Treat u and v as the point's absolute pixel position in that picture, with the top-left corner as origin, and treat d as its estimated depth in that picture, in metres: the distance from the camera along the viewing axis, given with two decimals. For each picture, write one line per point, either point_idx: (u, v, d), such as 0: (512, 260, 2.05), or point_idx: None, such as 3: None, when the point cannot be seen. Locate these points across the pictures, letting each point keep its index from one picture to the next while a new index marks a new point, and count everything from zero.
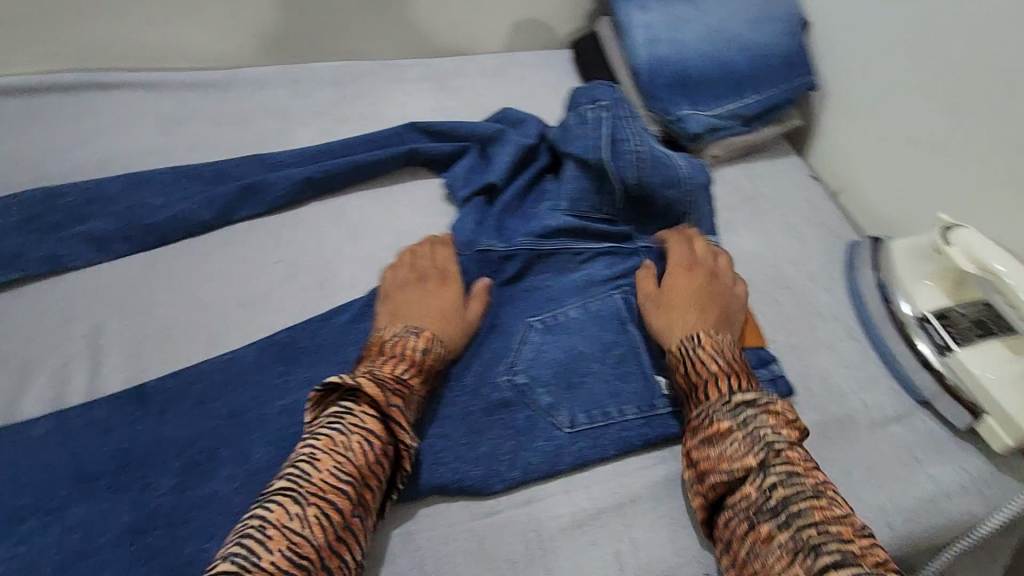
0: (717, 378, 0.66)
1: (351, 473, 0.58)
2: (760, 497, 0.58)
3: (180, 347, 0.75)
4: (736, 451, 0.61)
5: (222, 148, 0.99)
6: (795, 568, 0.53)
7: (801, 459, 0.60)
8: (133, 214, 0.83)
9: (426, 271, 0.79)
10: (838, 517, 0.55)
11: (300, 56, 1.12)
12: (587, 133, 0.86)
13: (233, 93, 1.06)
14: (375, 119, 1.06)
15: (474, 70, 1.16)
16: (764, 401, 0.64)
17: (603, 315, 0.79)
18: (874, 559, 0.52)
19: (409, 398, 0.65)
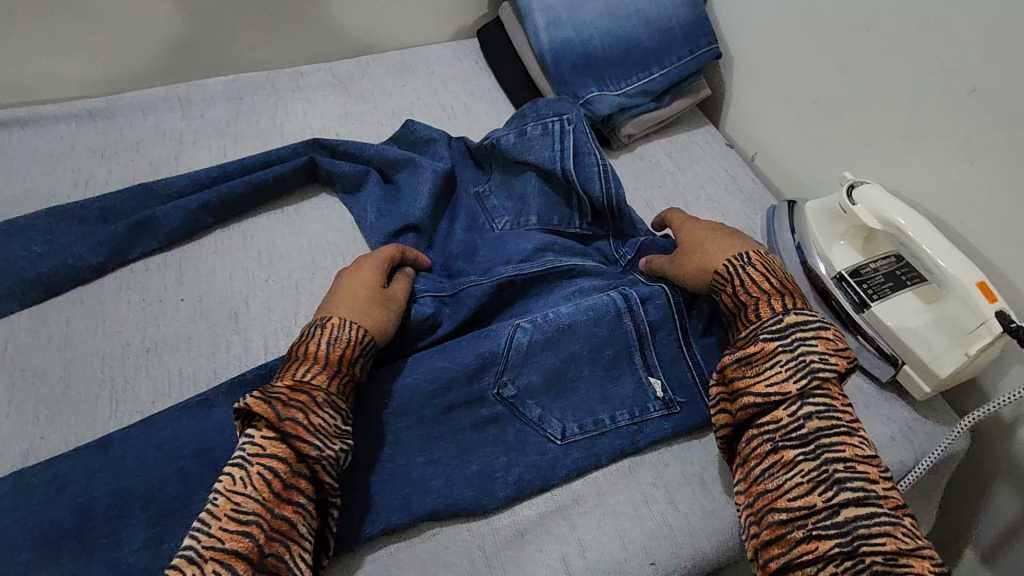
0: (768, 303, 0.65)
1: (254, 510, 0.52)
2: (793, 425, 0.58)
3: (81, 406, 0.69)
4: (777, 376, 0.60)
5: (111, 182, 0.92)
6: (810, 498, 0.54)
7: (838, 392, 0.60)
8: (13, 268, 0.76)
9: (352, 262, 0.75)
10: (866, 457, 0.56)
11: (190, 74, 1.08)
12: (547, 146, 0.85)
13: (118, 121, 0.99)
14: (277, 133, 1.01)
15: (377, 69, 1.11)
16: (821, 327, 0.63)
17: (597, 308, 0.72)
18: (892, 499, 0.54)
19: (321, 399, 0.59)
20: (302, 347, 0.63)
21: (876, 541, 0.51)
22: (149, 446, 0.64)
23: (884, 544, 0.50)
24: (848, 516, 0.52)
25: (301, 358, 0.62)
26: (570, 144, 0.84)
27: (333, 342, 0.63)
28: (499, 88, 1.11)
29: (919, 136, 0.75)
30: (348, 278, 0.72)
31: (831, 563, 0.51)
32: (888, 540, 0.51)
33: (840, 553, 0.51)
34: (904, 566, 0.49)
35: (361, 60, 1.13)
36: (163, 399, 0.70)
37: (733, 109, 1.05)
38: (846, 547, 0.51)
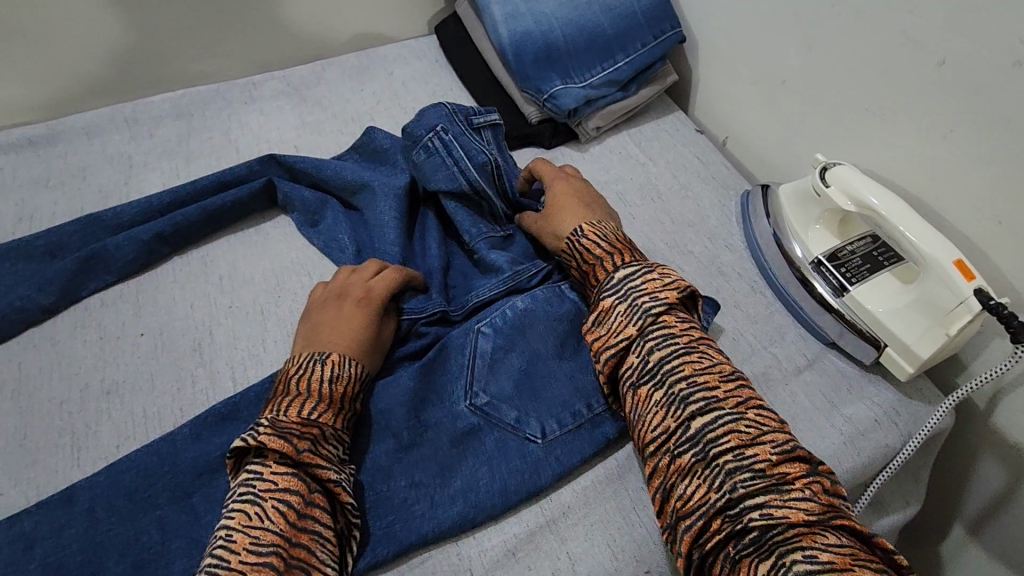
0: (602, 263, 0.70)
1: (275, 543, 0.52)
2: (641, 363, 0.62)
3: (41, 457, 0.65)
4: (618, 324, 0.65)
5: (58, 213, 0.88)
6: (667, 423, 0.59)
7: (678, 321, 0.64)
8: None
9: (349, 287, 0.72)
10: (706, 369, 0.60)
11: (138, 91, 1.04)
12: (441, 164, 0.80)
13: (62, 148, 0.94)
14: (232, 149, 0.97)
15: (333, 75, 1.07)
16: (646, 270, 0.67)
17: (552, 309, 0.74)
18: (737, 399, 0.58)
19: (330, 429, 0.60)
20: (311, 388, 0.61)
21: (722, 441, 0.55)
22: (114, 494, 0.61)
23: (729, 441, 0.55)
24: (698, 428, 0.57)
25: (306, 398, 0.61)
26: (454, 152, 0.80)
27: (337, 376, 0.63)
28: (461, 85, 1.07)
29: (886, 111, 0.74)
30: (346, 312, 0.69)
31: (695, 477, 0.56)
32: (731, 436, 0.55)
33: (698, 463, 0.56)
34: (750, 458, 0.54)
35: (315, 65, 1.09)
36: (127, 441, 0.67)
37: (701, 93, 1.02)
38: (700, 457, 0.56)
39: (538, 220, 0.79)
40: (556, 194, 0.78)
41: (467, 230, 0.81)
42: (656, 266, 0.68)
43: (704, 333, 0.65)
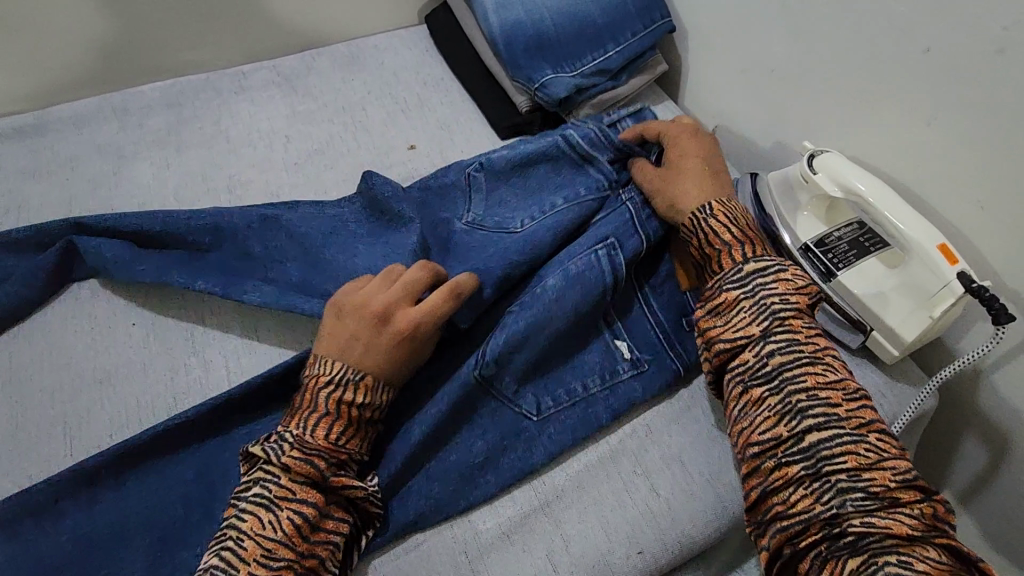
0: (727, 251, 0.66)
1: (286, 555, 0.53)
2: (759, 364, 0.59)
3: (33, 447, 0.65)
4: (741, 321, 0.62)
5: (48, 205, 0.87)
6: (778, 428, 0.57)
7: (805, 328, 0.61)
8: None
9: (382, 308, 0.63)
10: (829, 384, 0.57)
11: (124, 82, 1.03)
12: (499, 157, 0.82)
13: (50, 138, 0.94)
14: (222, 138, 0.96)
15: (324, 65, 1.07)
16: (778, 269, 0.63)
17: (586, 277, 0.70)
18: (860, 417, 0.56)
19: (355, 441, 0.60)
20: (350, 412, 0.60)
21: (837, 460, 0.53)
22: (108, 482, 0.61)
23: (845, 461, 0.53)
24: (812, 440, 0.55)
25: (343, 416, 0.59)
26: (504, 160, 0.81)
27: (374, 396, 0.61)
28: (452, 75, 1.06)
29: (872, 99, 0.76)
30: (378, 332, 0.62)
31: (803, 486, 0.54)
32: (849, 457, 0.53)
33: (808, 475, 0.54)
34: (866, 480, 0.52)
35: (306, 56, 1.08)
36: (120, 430, 0.67)
37: (692, 82, 1.03)
38: (811, 469, 0.54)
39: (657, 179, 0.73)
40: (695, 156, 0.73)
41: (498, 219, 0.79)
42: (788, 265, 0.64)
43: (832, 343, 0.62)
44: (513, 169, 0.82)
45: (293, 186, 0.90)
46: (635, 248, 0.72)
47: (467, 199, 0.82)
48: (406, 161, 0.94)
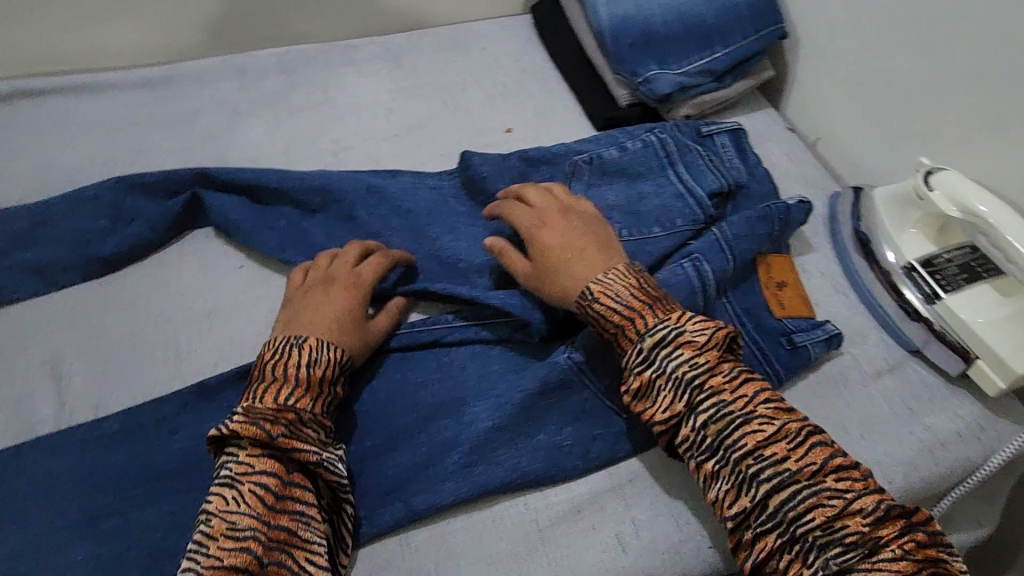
0: (624, 329, 0.61)
1: (251, 526, 0.53)
2: (698, 438, 0.57)
3: (146, 366, 0.71)
4: (664, 400, 0.59)
5: (170, 151, 0.93)
6: (741, 501, 0.55)
7: (723, 381, 0.58)
8: (77, 237, 0.78)
9: (337, 275, 0.72)
10: (771, 438, 0.56)
11: (243, 46, 1.09)
12: (609, 159, 0.89)
13: (177, 90, 1.01)
14: (328, 104, 1.00)
15: (430, 45, 1.11)
16: (676, 333, 0.60)
17: (671, 283, 0.73)
18: (809, 465, 0.54)
19: (318, 414, 0.60)
20: (308, 369, 0.61)
21: (806, 519, 0.52)
22: (214, 410, 0.66)
23: (812, 519, 0.52)
24: (777, 504, 0.54)
25: (295, 377, 0.60)
26: (609, 160, 0.89)
27: (331, 364, 0.62)
28: (552, 64, 1.08)
29: (1003, 122, 0.72)
30: (331, 298, 0.69)
31: (786, 553, 0.53)
32: (816, 513, 0.52)
33: (785, 541, 0.53)
34: (841, 531, 0.51)
35: (413, 35, 1.12)
36: (223, 361, 0.71)
37: (797, 93, 1.01)
38: (785, 534, 0.53)
39: (528, 270, 0.69)
40: (564, 228, 0.70)
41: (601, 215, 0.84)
42: (684, 322, 0.61)
43: (758, 380, 0.59)
44: (619, 171, 0.89)
45: (393, 155, 0.93)
46: (722, 265, 0.75)
47: (567, 186, 0.87)
48: (503, 141, 0.96)
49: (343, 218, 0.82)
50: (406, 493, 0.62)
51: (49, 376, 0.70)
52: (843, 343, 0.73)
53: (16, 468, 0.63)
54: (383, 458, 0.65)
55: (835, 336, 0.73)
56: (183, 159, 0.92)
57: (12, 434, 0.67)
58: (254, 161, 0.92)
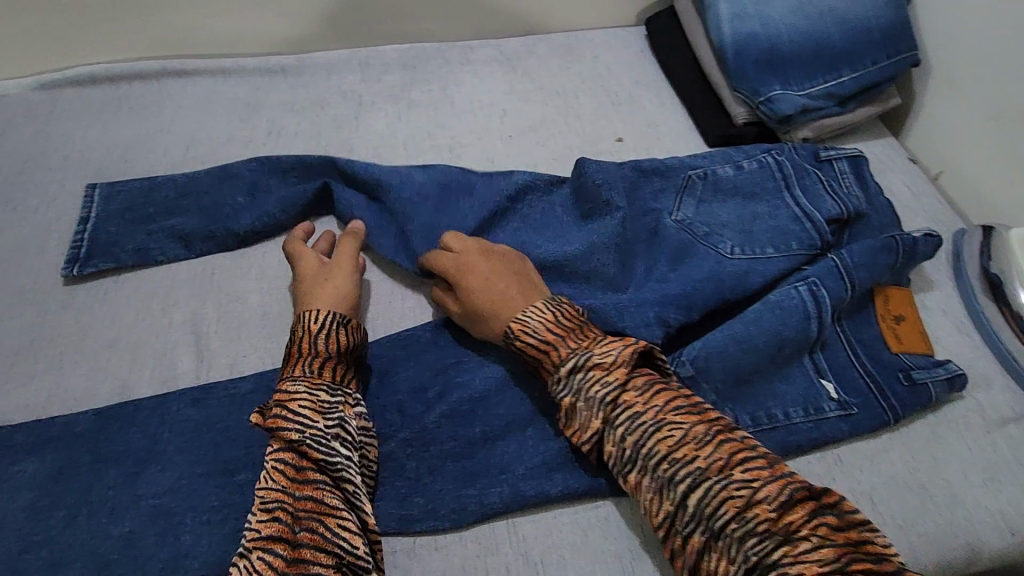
0: (543, 362, 0.66)
1: (278, 498, 0.57)
2: (619, 451, 0.61)
3: (278, 335, 0.76)
4: (586, 418, 0.63)
5: (299, 135, 0.99)
6: (665, 507, 0.57)
7: (635, 394, 0.61)
8: (219, 210, 0.84)
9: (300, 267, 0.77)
10: (679, 441, 0.58)
11: (368, 40, 1.13)
12: (724, 177, 0.90)
13: (306, 79, 1.07)
14: (446, 102, 1.04)
15: (543, 51, 1.13)
16: (585, 359, 0.64)
17: (784, 306, 0.71)
18: (718, 461, 0.56)
19: (318, 377, 0.64)
20: (301, 334, 0.67)
21: (718, 513, 0.54)
22: None
23: (725, 512, 0.54)
24: (694, 503, 0.55)
25: (296, 343, 0.67)
26: (724, 179, 0.89)
27: (327, 330, 0.68)
28: (664, 78, 1.08)
29: None
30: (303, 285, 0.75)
31: (714, 551, 0.54)
32: (727, 505, 0.54)
33: (707, 539, 0.54)
34: (752, 521, 0.52)
35: (527, 41, 1.15)
36: None
37: (923, 122, 0.98)
38: (708, 533, 0.54)
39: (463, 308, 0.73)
40: (490, 269, 0.73)
41: (714, 232, 0.84)
42: (597, 346, 0.65)
43: (670, 390, 0.62)
44: (732, 189, 0.88)
45: (507, 156, 0.96)
46: (839, 293, 0.72)
47: (679, 200, 0.88)
48: (614, 150, 0.97)
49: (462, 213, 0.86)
50: (514, 476, 0.65)
51: (190, 333, 0.76)
52: (967, 385, 0.71)
53: (162, 412, 0.69)
54: (492, 442, 0.67)
55: (959, 376, 0.71)
56: (311, 144, 0.98)
57: (156, 382, 0.72)
58: (376, 152, 0.97)
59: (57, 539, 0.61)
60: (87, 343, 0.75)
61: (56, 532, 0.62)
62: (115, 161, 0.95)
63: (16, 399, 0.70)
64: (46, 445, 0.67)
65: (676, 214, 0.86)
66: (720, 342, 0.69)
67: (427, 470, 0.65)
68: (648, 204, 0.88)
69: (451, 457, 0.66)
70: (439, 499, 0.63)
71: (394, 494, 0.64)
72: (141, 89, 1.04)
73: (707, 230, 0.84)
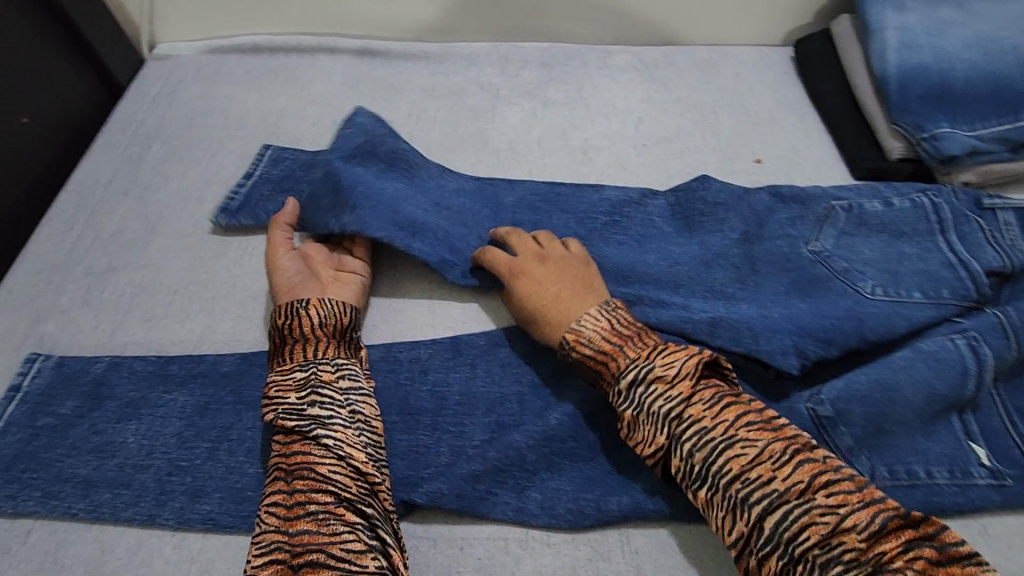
0: (603, 373, 0.66)
1: (279, 458, 0.62)
2: (686, 467, 0.59)
3: (408, 311, 0.80)
4: (649, 434, 0.61)
5: (437, 120, 1.03)
6: (739, 527, 0.55)
7: (702, 408, 0.60)
8: None
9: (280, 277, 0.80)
10: (754, 461, 0.56)
11: (507, 36, 1.15)
12: (869, 211, 0.84)
13: (448, 67, 1.10)
14: (582, 104, 1.04)
15: (683, 63, 1.11)
16: (646, 370, 0.63)
17: (939, 356, 0.68)
18: (797, 484, 0.54)
19: (293, 360, 0.69)
20: (277, 333, 0.72)
21: (801, 539, 0.52)
22: (464, 368, 0.73)
23: (808, 538, 0.52)
24: (772, 526, 0.53)
25: (276, 342, 0.72)
26: (871, 213, 0.83)
27: (292, 318, 0.72)
28: (810, 102, 1.04)
29: None
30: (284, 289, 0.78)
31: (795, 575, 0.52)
32: (810, 532, 0.52)
33: (787, 564, 0.52)
34: (840, 549, 0.51)
35: (667, 51, 1.13)
36: (470, 321, 0.79)
37: None
38: (785, 556, 0.52)
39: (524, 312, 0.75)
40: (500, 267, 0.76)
41: (853, 269, 0.77)
42: (657, 358, 0.63)
43: (738, 405, 0.60)
44: (880, 225, 0.82)
45: (639, 165, 0.96)
46: (1002, 351, 0.68)
47: (817, 230, 0.83)
48: (751, 172, 0.95)
49: (592, 217, 0.87)
50: (633, 486, 0.64)
51: None
52: None
53: None
54: (612, 449, 0.67)
55: None
56: (449, 130, 1.01)
57: None
58: (510, 145, 0.99)
59: (199, 469, 0.66)
60: (234, 292, 0.80)
61: (200, 461, 0.67)
62: (269, 125, 1.01)
63: (172, 334, 0.77)
64: (196, 380, 0.72)
65: (814, 243, 0.81)
66: (865, 386, 0.66)
67: (545, 465, 0.66)
68: (783, 230, 0.83)
69: (570, 457, 0.66)
70: (555, 496, 0.64)
71: (513, 483, 0.65)
72: (296, 62, 1.11)
73: (847, 266, 0.78)
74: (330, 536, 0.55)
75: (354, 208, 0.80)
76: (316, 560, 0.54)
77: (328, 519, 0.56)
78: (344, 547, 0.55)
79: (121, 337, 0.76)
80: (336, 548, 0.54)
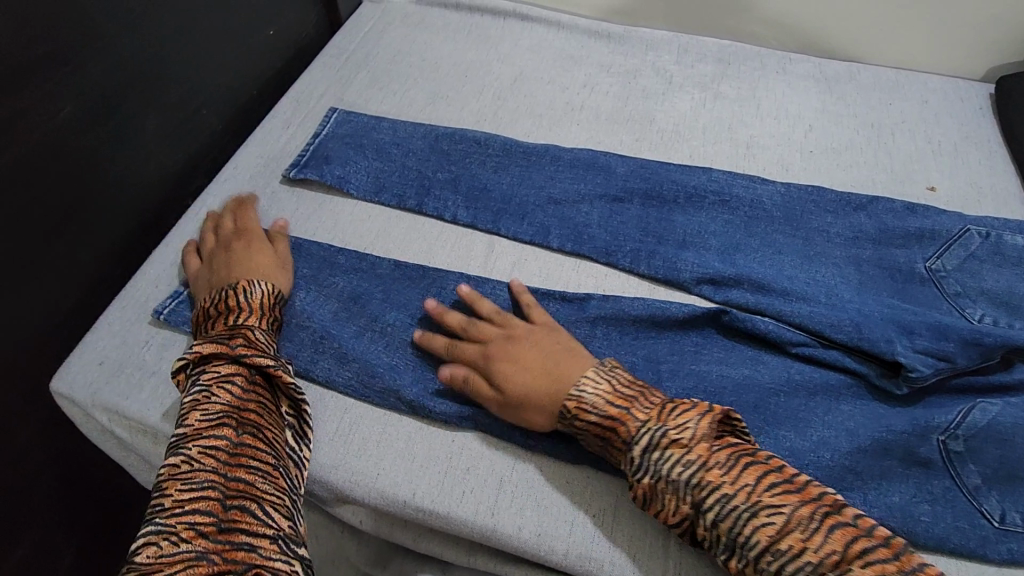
0: (612, 440, 0.63)
1: (224, 408, 0.62)
2: (713, 536, 0.57)
3: (553, 255, 0.87)
4: (672, 505, 0.59)
5: (609, 93, 1.08)
6: None
7: (720, 474, 0.58)
8: (531, 145, 0.97)
9: (226, 237, 0.81)
10: (782, 530, 0.54)
11: (694, 29, 1.20)
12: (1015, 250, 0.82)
13: (628, 47, 1.15)
14: (752, 103, 1.05)
15: (867, 80, 1.09)
16: (661, 435, 0.61)
17: None
18: (830, 554, 0.52)
19: (237, 324, 0.70)
20: (241, 304, 0.72)
21: None
22: (599, 318, 0.79)
23: None
24: None
25: (238, 314, 0.71)
26: (1012, 247, 0.82)
27: (254, 295, 0.74)
28: (1002, 141, 1.00)
29: None
30: (251, 250, 0.80)
31: None
32: None
33: None
34: None
35: (853, 67, 1.11)
36: (610, 279, 0.84)
37: None
38: None
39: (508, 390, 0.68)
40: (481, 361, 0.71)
41: (989, 298, 0.78)
42: (665, 421, 0.62)
43: (754, 465, 0.58)
44: (1018, 259, 0.81)
45: (802, 169, 0.96)
46: None
47: (945, 247, 0.83)
48: (924, 198, 0.92)
49: (743, 210, 0.89)
50: None
51: (487, 234, 0.89)
52: None
53: (447, 281, 0.83)
54: None
55: None
56: (618, 105, 1.06)
57: (452, 257, 0.86)
58: (675, 129, 1.02)
59: (357, 342, 0.77)
60: (407, 205, 0.91)
61: (358, 337, 0.78)
62: (457, 71, 1.12)
63: (356, 230, 0.89)
64: (366, 272, 0.84)
65: (935, 264, 0.82)
66: (1008, 427, 0.66)
67: None
68: (936, 266, 0.82)
69: None
70: None
71: None
72: (489, 21, 1.21)
73: (959, 290, 0.80)
74: (263, 492, 0.58)
75: (526, 172, 0.94)
76: (247, 507, 0.56)
77: (266, 477, 0.59)
78: (272, 506, 0.58)
79: (312, 224, 0.89)
80: (268, 503, 0.57)
